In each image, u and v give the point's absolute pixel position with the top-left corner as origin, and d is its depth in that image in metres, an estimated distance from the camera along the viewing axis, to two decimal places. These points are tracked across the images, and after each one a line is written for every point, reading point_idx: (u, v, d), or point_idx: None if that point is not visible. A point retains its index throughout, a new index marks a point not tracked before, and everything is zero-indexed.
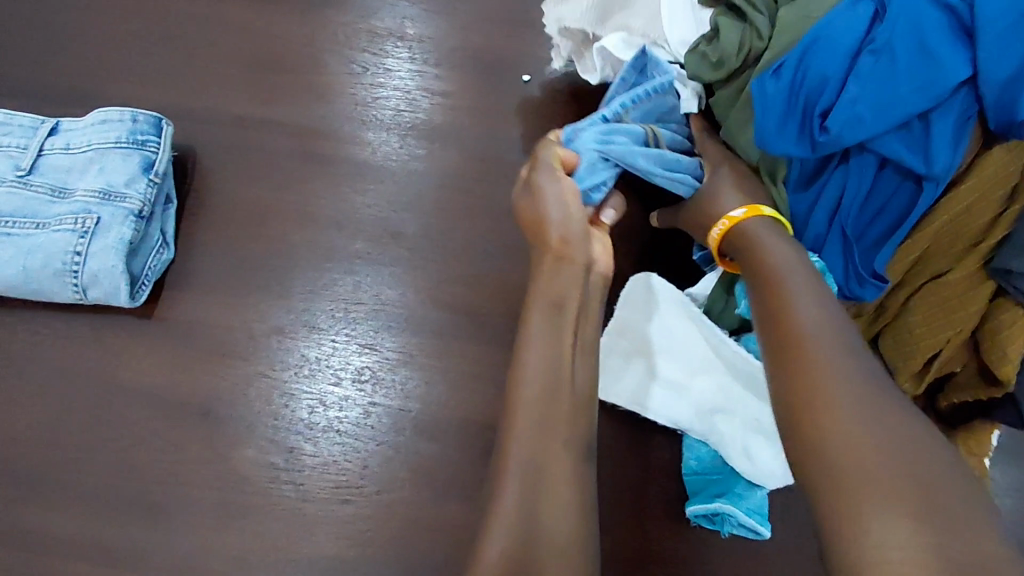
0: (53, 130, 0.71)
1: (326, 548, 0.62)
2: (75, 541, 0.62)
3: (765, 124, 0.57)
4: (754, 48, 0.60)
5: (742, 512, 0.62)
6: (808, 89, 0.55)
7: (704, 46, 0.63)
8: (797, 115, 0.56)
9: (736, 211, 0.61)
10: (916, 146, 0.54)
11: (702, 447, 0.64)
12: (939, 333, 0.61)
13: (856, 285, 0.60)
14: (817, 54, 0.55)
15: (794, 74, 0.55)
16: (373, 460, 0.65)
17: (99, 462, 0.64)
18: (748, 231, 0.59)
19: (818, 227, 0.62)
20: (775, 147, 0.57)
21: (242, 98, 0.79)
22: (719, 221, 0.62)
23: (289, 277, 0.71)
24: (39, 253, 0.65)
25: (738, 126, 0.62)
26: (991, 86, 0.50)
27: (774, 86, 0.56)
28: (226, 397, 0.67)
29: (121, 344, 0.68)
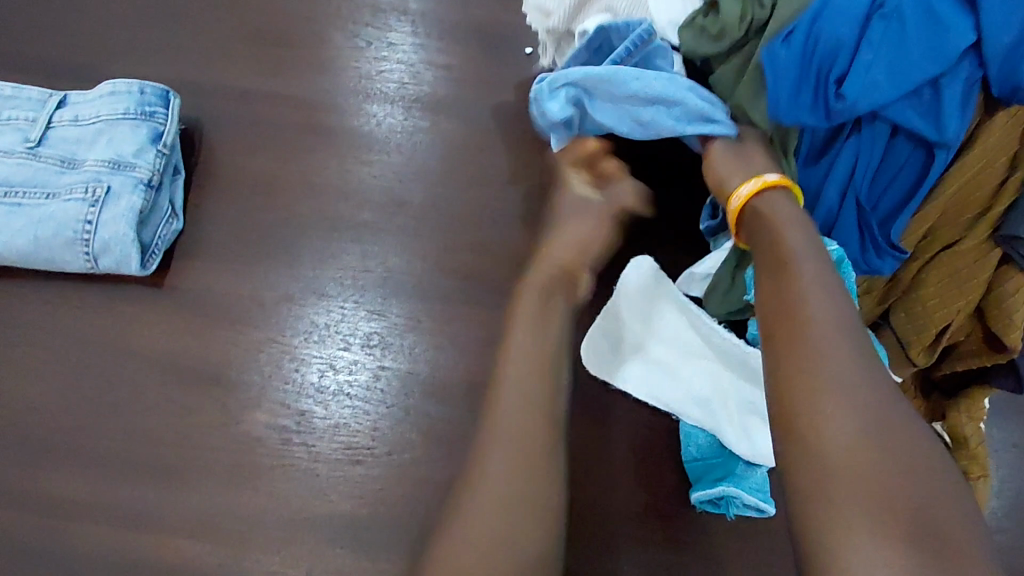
0: (61, 103, 0.72)
1: (339, 507, 0.63)
2: (87, 503, 0.63)
3: (777, 93, 0.54)
4: (755, 18, 0.56)
5: (745, 492, 0.59)
6: (821, 56, 0.53)
7: (700, 19, 0.60)
8: (811, 83, 0.54)
9: (771, 175, 0.57)
10: (928, 113, 0.53)
11: (702, 434, 0.61)
12: (954, 304, 0.59)
13: (872, 255, 0.59)
14: (828, 20, 0.53)
15: (806, 41, 0.53)
16: (384, 422, 0.65)
17: (110, 427, 0.65)
18: (768, 201, 0.56)
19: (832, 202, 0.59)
20: (786, 118, 0.55)
21: (247, 73, 0.79)
22: (749, 180, 0.57)
23: (296, 246, 0.72)
24: (51, 221, 0.67)
25: (747, 99, 0.58)
26: (999, 51, 0.49)
27: (786, 53, 0.53)
28: (236, 363, 0.67)
29: (132, 313, 0.69)
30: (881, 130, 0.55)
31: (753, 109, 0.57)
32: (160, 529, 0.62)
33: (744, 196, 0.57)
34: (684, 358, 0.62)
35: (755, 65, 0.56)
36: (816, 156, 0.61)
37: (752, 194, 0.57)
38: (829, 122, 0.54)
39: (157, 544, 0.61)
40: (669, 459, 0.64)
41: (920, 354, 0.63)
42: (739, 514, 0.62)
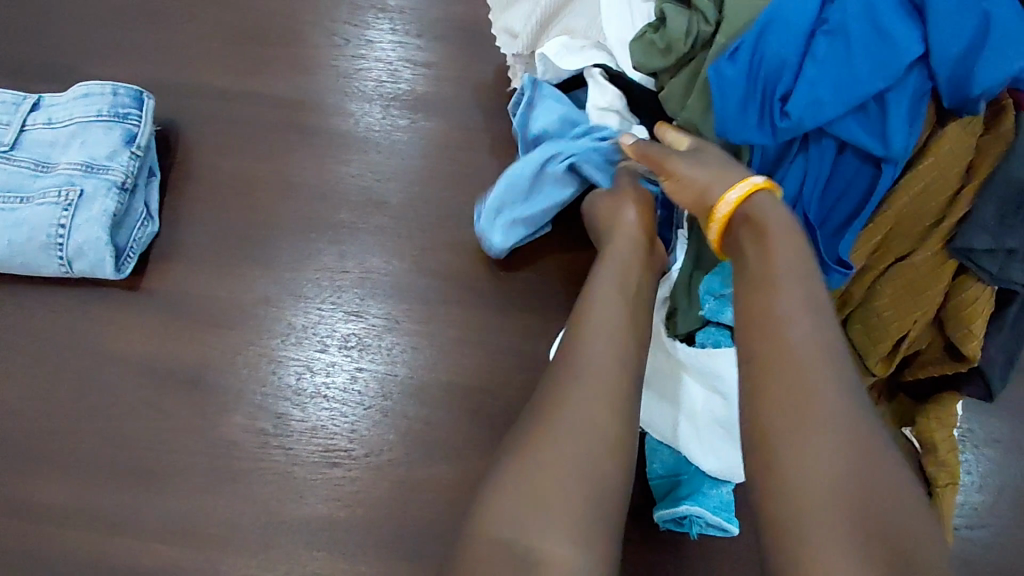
0: (35, 106, 0.72)
1: (318, 510, 0.63)
2: (65, 507, 0.63)
3: (723, 110, 0.53)
4: (702, 33, 0.57)
5: (709, 511, 0.58)
6: (766, 73, 0.52)
7: (650, 33, 0.58)
8: (758, 100, 0.53)
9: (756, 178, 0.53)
10: (873, 128, 0.52)
11: (667, 451, 0.61)
12: (911, 318, 0.55)
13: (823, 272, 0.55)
14: (772, 37, 0.52)
15: (752, 57, 0.53)
16: (362, 424, 0.65)
17: (88, 430, 0.65)
18: (760, 205, 0.51)
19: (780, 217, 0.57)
20: (734, 135, 0.54)
21: (226, 73, 0.79)
22: (737, 183, 0.52)
23: (275, 247, 0.71)
24: (24, 226, 0.66)
25: (697, 115, 0.57)
26: (939, 64, 0.49)
27: (732, 69, 0.53)
28: (214, 365, 0.67)
29: (109, 317, 0.69)
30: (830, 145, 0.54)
31: (702, 125, 0.58)
32: (138, 534, 0.62)
33: (735, 200, 0.52)
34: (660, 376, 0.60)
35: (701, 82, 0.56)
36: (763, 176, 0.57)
37: (744, 198, 0.52)
38: (776, 138, 0.53)
39: (134, 550, 0.61)
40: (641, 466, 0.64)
41: (879, 370, 0.58)
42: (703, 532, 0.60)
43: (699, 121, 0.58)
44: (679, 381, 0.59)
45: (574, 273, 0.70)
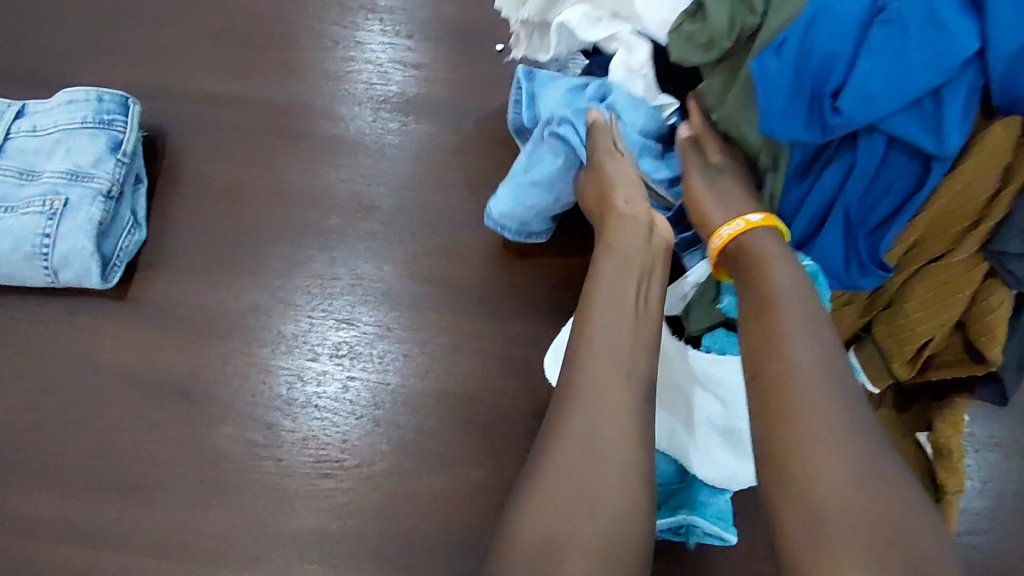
0: (19, 114, 0.71)
1: (310, 522, 0.62)
2: (53, 521, 0.62)
3: (767, 107, 0.48)
4: (748, 25, 0.51)
5: (707, 520, 0.57)
6: (814, 67, 0.47)
7: (687, 23, 0.54)
8: (804, 96, 0.47)
9: (755, 215, 0.53)
10: (928, 125, 0.46)
11: (663, 461, 0.60)
12: (939, 322, 0.53)
13: (859, 275, 0.52)
14: (821, 26, 0.46)
15: (798, 50, 0.47)
16: (354, 434, 0.64)
17: (75, 443, 0.64)
18: (755, 238, 0.52)
19: (816, 213, 0.53)
20: (778, 134, 0.49)
21: (213, 76, 0.78)
22: (734, 221, 0.53)
23: (264, 255, 0.70)
24: (8, 236, 0.65)
25: (736, 113, 0.53)
26: (1002, 60, 0.42)
27: (776, 64, 0.47)
28: (203, 375, 0.66)
29: (97, 327, 0.68)
30: (877, 142, 0.48)
31: (742, 121, 0.53)
32: (126, 548, 0.61)
33: (726, 237, 0.53)
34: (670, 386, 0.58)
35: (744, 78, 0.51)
36: (803, 170, 0.53)
37: (734, 237, 0.53)
38: (823, 137, 0.48)
39: (124, 565, 0.60)
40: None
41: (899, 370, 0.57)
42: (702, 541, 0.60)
43: (740, 118, 0.53)
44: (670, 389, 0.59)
45: (569, 277, 0.69)
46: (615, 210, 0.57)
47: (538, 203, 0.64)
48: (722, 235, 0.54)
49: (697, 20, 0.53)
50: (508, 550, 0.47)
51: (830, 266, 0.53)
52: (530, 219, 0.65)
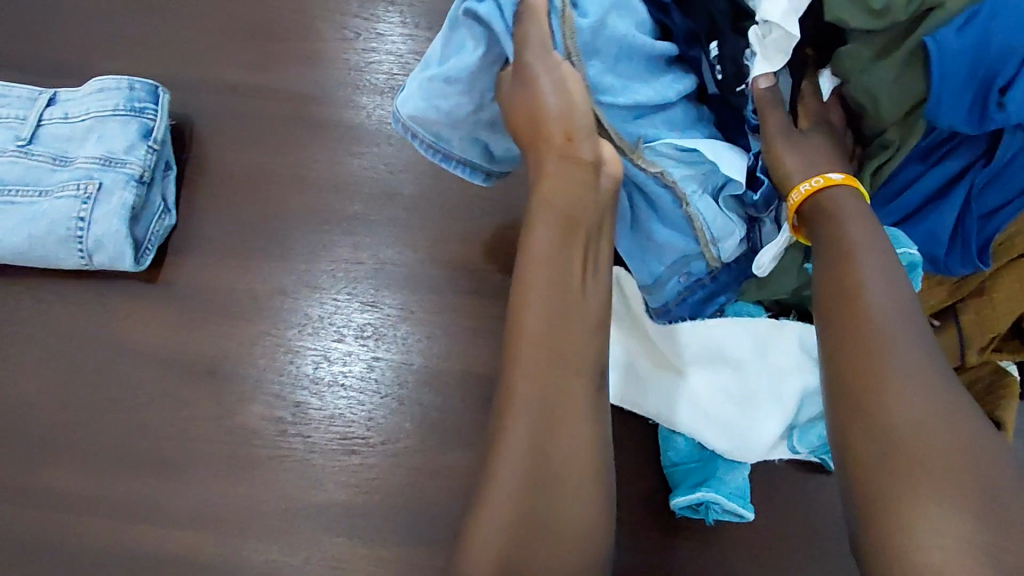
0: (51, 101, 0.73)
1: (337, 496, 0.64)
2: (87, 496, 0.64)
3: (939, 90, 0.45)
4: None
5: (724, 498, 0.59)
6: (994, 57, 0.44)
7: None
8: (972, 88, 0.45)
9: (834, 174, 0.50)
10: None
11: (679, 439, 0.62)
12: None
13: (958, 263, 0.55)
14: (1010, 15, 0.44)
15: (983, 35, 0.44)
16: (379, 412, 0.66)
17: (107, 421, 0.66)
18: (836, 198, 0.49)
19: (924, 194, 0.54)
20: (940, 117, 0.46)
21: (237, 67, 0.80)
22: (811, 177, 0.50)
23: (288, 240, 0.72)
24: (44, 220, 0.67)
25: (880, 89, 0.48)
26: None
27: (959, 48, 0.44)
28: (232, 356, 0.68)
29: (127, 308, 0.70)
30: (1020, 140, 0.49)
31: (881, 97, 0.49)
32: (160, 521, 0.63)
33: (805, 193, 0.50)
34: (624, 387, 0.63)
35: (909, 53, 0.47)
36: (926, 150, 0.53)
37: (813, 194, 0.50)
38: (978, 130, 0.46)
39: (157, 536, 0.63)
40: (653, 453, 0.65)
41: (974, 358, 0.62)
42: (718, 518, 0.61)
43: (881, 94, 0.48)
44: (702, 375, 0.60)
45: None
46: (553, 151, 0.53)
47: (453, 110, 0.57)
48: (799, 191, 0.50)
49: None
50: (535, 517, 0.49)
51: (932, 248, 0.55)
52: (448, 134, 0.59)
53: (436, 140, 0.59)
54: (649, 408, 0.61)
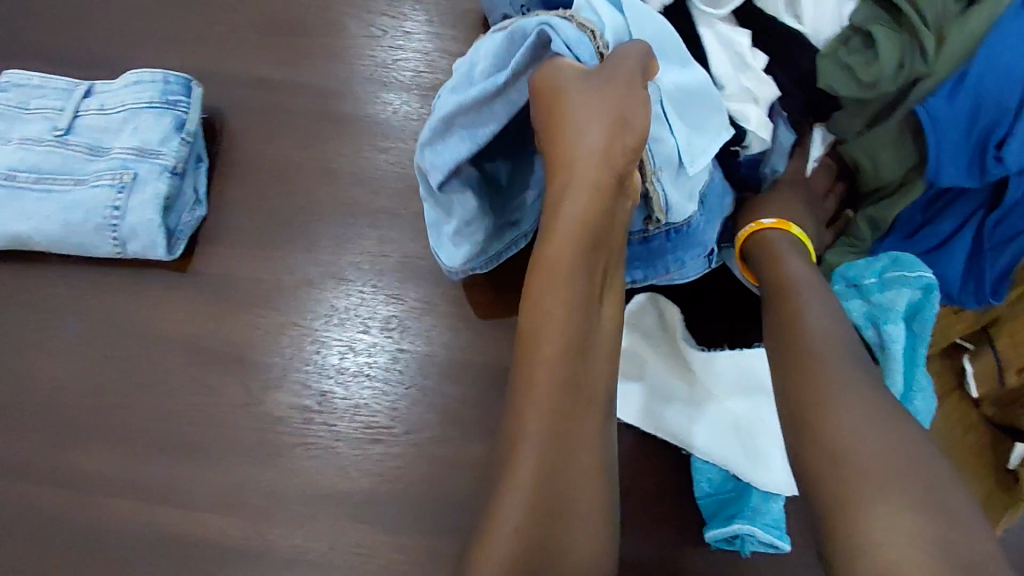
0: (87, 93, 0.74)
1: (360, 484, 0.65)
2: (116, 477, 0.65)
3: (939, 152, 0.57)
4: (915, 71, 0.57)
5: (759, 528, 0.58)
6: (984, 118, 0.55)
7: (843, 54, 0.60)
8: (971, 145, 0.56)
9: (766, 219, 0.63)
10: None
11: (713, 469, 0.62)
12: None
13: (971, 299, 0.63)
14: (995, 81, 0.54)
15: (969, 101, 0.55)
16: (403, 403, 0.67)
17: (137, 404, 0.68)
18: (763, 240, 0.62)
19: (938, 235, 0.63)
20: (945, 175, 0.57)
21: (267, 63, 0.81)
22: (748, 224, 0.64)
23: (315, 231, 0.74)
24: (80, 208, 0.69)
25: (878, 148, 0.60)
26: None
27: (949, 114, 0.55)
28: (260, 344, 0.69)
29: (158, 296, 0.71)
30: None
31: (879, 150, 0.60)
32: (188, 504, 0.64)
33: (742, 236, 0.64)
34: (654, 411, 0.63)
35: (905, 112, 0.58)
36: (928, 201, 0.63)
37: (748, 235, 0.63)
38: (981, 180, 0.57)
39: (185, 520, 0.64)
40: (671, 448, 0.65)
41: (1012, 380, 0.64)
42: (756, 550, 0.60)
43: (878, 151, 0.60)
44: (724, 413, 0.63)
45: None
46: (573, 161, 0.54)
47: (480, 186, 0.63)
48: (739, 235, 0.64)
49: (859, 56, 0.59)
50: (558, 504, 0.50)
51: (947, 283, 0.63)
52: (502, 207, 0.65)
53: (479, 251, 0.66)
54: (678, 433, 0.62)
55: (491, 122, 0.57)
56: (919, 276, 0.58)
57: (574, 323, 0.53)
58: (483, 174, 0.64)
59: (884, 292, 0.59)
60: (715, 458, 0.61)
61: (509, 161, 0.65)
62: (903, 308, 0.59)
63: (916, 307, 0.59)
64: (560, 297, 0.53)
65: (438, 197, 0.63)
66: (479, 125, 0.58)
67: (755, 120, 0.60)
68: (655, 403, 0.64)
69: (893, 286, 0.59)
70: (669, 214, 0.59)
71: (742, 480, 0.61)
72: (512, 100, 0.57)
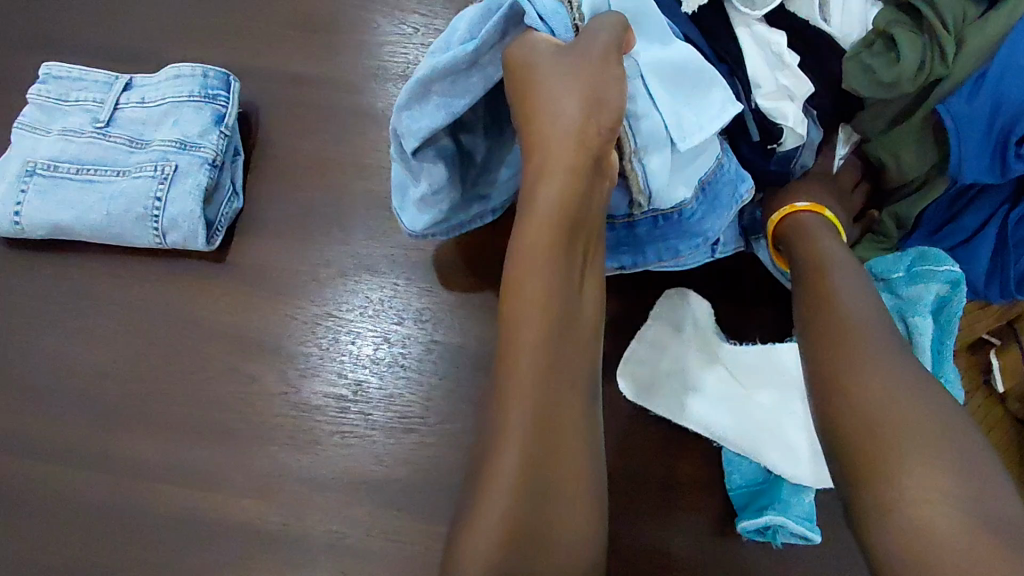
0: (127, 86, 0.76)
1: (396, 472, 0.66)
2: (156, 463, 0.67)
3: (962, 153, 0.57)
4: (935, 73, 0.56)
5: (792, 520, 0.59)
6: (1004, 119, 0.56)
7: (865, 55, 0.57)
8: (992, 145, 0.57)
9: (800, 202, 0.65)
10: None
11: (744, 462, 0.63)
12: None
13: (996, 294, 0.65)
14: (1014, 82, 0.55)
15: (990, 102, 0.56)
16: (436, 393, 0.68)
17: (177, 391, 0.69)
18: (795, 224, 0.63)
19: (961, 233, 0.64)
20: (967, 175, 0.58)
21: (301, 59, 0.82)
22: (781, 208, 0.65)
23: (350, 225, 0.75)
24: (122, 198, 0.70)
25: (901, 150, 0.61)
26: None
27: (972, 115, 0.56)
28: (296, 334, 0.71)
29: (196, 286, 0.73)
30: None
31: (901, 151, 0.61)
32: (227, 490, 0.66)
33: (776, 220, 0.65)
34: (684, 401, 0.64)
35: (926, 113, 0.58)
36: (952, 199, 0.64)
37: (782, 219, 0.65)
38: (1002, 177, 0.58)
39: (225, 505, 0.65)
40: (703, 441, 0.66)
41: None
42: (787, 541, 0.61)
43: (901, 153, 0.61)
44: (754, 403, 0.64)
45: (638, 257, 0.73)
46: (550, 141, 0.53)
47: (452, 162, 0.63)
48: (773, 218, 0.65)
49: (880, 57, 0.57)
50: (596, 494, 0.51)
51: (973, 280, 0.65)
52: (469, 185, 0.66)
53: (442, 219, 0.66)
54: (706, 424, 0.63)
55: (467, 96, 0.57)
56: (947, 271, 0.59)
57: (554, 313, 0.52)
58: (459, 149, 0.63)
59: (912, 287, 0.61)
60: (743, 449, 0.62)
61: (488, 141, 0.65)
62: (931, 301, 0.60)
63: (942, 302, 0.61)
64: (539, 283, 0.52)
65: (409, 164, 0.61)
66: (454, 95, 0.57)
67: (792, 117, 0.59)
68: (685, 393, 0.65)
69: (920, 280, 0.60)
70: (651, 198, 0.57)
71: (773, 473, 0.62)
72: (488, 73, 0.57)
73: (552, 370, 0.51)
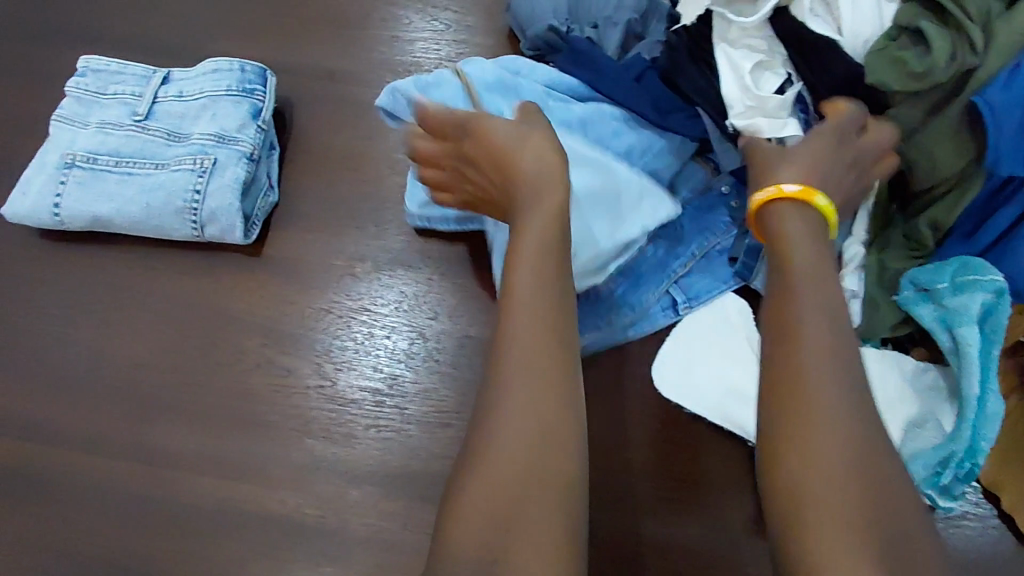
0: (165, 80, 0.76)
1: (434, 466, 0.66)
2: (194, 454, 0.67)
3: (998, 140, 0.54)
4: (966, 63, 0.55)
5: None
6: None
7: (894, 50, 0.57)
8: None
9: (789, 184, 0.55)
10: None
11: None
12: None
13: None
14: None
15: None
16: (471, 387, 0.68)
17: (213, 383, 0.69)
18: (779, 213, 0.54)
19: (997, 234, 0.60)
20: (1005, 165, 0.55)
21: (334, 55, 0.83)
22: (766, 187, 0.55)
23: (384, 221, 0.75)
24: (161, 191, 0.71)
25: (933, 146, 0.58)
26: None
27: (1008, 102, 0.54)
28: (332, 328, 0.71)
29: (232, 279, 0.73)
30: None
31: (936, 148, 0.58)
32: (265, 481, 0.66)
33: (760, 201, 0.55)
34: (725, 406, 0.64)
35: (961, 103, 0.56)
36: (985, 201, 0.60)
37: (767, 201, 0.55)
38: None
39: (262, 497, 0.66)
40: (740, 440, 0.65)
41: None
42: None
43: (935, 148, 0.58)
44: None
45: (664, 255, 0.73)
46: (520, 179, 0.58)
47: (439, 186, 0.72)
48: (755, 199, 0.55)
49: (910, 51, 0.57)
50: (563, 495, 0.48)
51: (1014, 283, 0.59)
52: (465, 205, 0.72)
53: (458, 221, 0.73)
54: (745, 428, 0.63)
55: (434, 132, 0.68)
56: (991, 280, 0.58)
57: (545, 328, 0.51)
58: None
59: (957, 296, 0.59)
60: None
61: None
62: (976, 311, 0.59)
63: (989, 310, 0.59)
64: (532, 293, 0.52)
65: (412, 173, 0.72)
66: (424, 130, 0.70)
67: (773, 127, 0.61)
68: (725, 399, 0.64)
69: (966, 291, 0.59)
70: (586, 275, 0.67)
71: None
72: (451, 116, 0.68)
73: (564, 358, 0.50)
